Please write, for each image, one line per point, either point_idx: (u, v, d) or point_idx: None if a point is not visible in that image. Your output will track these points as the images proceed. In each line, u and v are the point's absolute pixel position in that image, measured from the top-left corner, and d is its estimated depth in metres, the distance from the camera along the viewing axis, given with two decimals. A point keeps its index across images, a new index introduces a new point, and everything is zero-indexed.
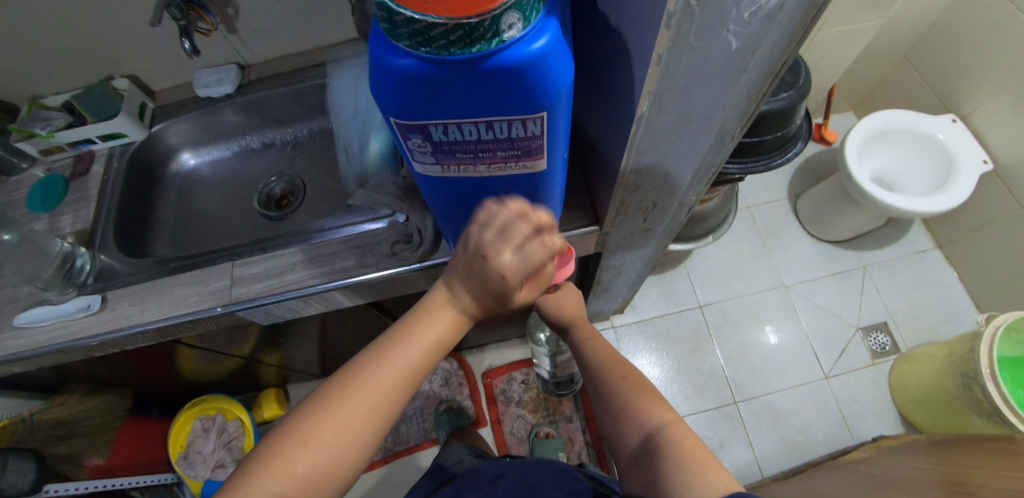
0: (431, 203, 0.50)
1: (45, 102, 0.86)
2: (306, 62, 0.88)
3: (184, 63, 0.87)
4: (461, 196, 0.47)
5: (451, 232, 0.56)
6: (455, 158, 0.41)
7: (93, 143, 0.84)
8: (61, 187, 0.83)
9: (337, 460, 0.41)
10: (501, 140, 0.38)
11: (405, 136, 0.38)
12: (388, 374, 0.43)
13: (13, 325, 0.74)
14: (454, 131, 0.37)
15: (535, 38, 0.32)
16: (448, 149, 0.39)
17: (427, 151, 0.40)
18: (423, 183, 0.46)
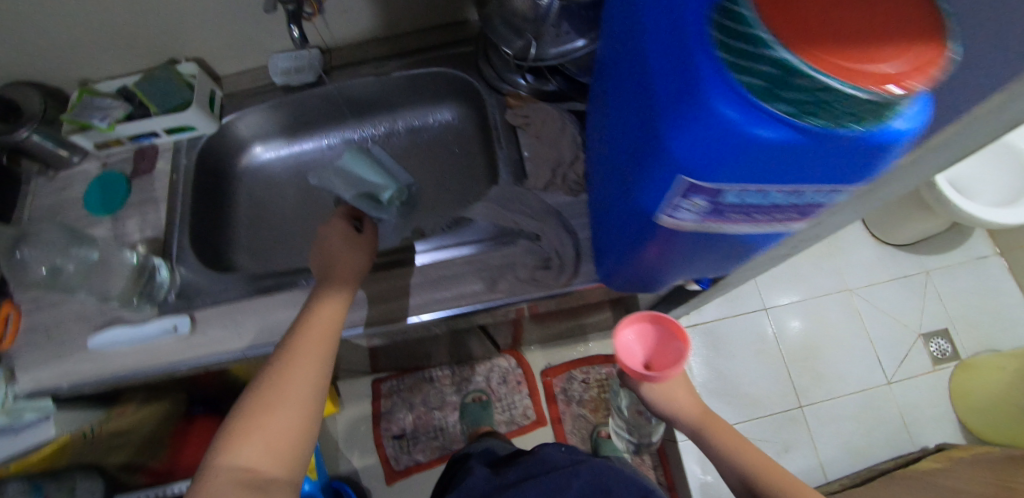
0: (630, 242, 0.47)
1: (97, 87, 0.76)
2: (396, 50, 0.78)
3: (256, 47, 0.76)
4: (684, 245, 0.43)
5: (631, 266, 0.52)
6: (721, 219, 0.36)
7: (156, 137, 0.75)
8: (123, 187, 0.74)
9: (281, 439, 0.50)
10: (790, 205, 0.34)
11: (684, 197, 0.34)
12: (285, 381, 0.52)
13: (89, 346, 0.66)
14: (750, 197, 0.33)
15: (913, 115, 0.27)
16: (724, 211, 0.35)
17: (697, 210, 0.35)
18: (650, 231, 0.41)
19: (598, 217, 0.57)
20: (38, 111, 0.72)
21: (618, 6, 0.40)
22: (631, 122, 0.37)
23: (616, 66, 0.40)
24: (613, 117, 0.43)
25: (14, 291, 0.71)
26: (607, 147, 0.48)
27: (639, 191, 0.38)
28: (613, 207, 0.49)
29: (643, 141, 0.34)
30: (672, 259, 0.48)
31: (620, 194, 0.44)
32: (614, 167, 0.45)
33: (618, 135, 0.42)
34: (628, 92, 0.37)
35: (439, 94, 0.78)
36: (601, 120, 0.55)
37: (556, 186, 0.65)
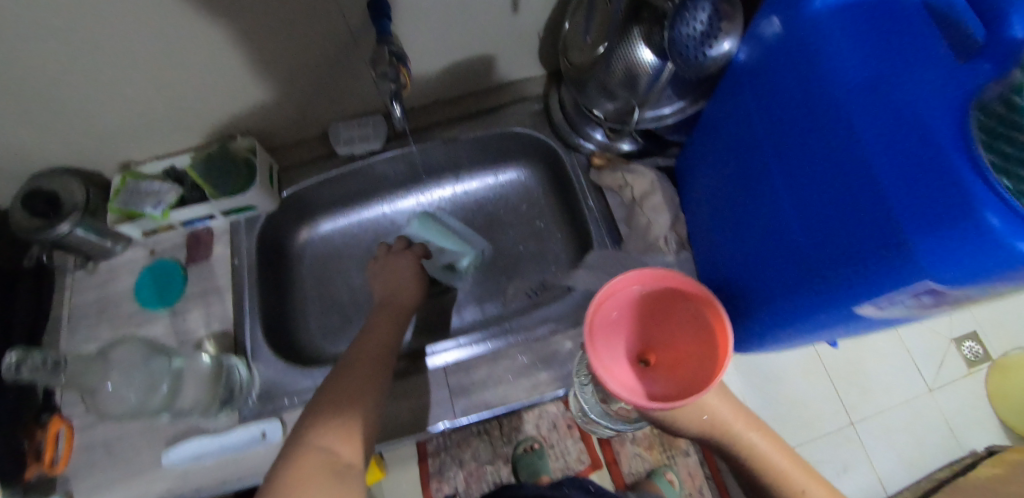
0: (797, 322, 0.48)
1: (141, 169, 0.70)
2: (463, 110, 0.75)
3: (315, 118, 0.72)
4: (867, 325, 0.45)
5: (780, 340, 0.53)
6: (934, 308, 0.38)
7: (212, 219, 0.69)
8: (179, 277, 0.68)
9: (360, 418, 0.46)
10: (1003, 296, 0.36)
11: (914, 295, 0.36)
12: (362, 360, 0.52)
13: (164, 462, 0.59)
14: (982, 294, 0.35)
15: None
16: (945, 304, 0.37)
17: (917, 304, 0.37)
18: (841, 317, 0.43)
19: (722, 289, 0.58)
20: (80, 201, 0.66)
21: (797, 104, 0.42)
22: (838, 218, 0.39)
23: (799, 161, 0.43)
24: (787, 206, 0.45)
25: (61, 403, 0.64)
26: (759, 228, 0.50)
27: (844, 283, 0.40)
28: (766, 286, 0.50)
29: (868, 240, 0.37)
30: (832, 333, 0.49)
31: (794, 278, 0.45)
32: (780, 251, 0.47)
33: (795, 224, 0.44)
34: (830, 192, 0.40)
35: (508, 153, 0.76)
36: (717, 196, 0.57)
37: (656, 248, 0.64)
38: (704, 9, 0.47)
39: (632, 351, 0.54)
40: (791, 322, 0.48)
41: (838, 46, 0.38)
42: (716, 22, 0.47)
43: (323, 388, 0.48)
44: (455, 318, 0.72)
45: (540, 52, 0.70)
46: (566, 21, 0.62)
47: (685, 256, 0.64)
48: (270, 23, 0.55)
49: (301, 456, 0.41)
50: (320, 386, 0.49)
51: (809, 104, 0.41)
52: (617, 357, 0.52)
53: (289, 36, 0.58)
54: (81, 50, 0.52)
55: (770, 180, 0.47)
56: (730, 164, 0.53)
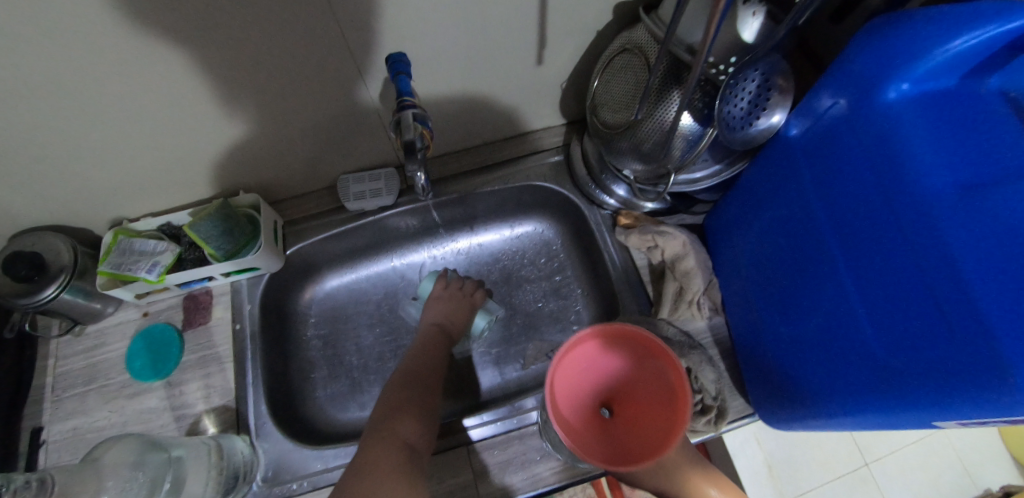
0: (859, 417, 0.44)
1: (134, 225, 0.65)
2: (479, 160, 0.71)
3: (323, 171, 0.68)
4: None
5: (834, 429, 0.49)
6: None
7: (211, 280, 0.64)
8: (176, 344, 0.62)
9: (422, 427, 0.53)
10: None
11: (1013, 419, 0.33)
12: (417, 374, 0.58)
13: None
14: None
15: None
16: None
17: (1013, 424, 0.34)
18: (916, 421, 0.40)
19: (765, 368, 0.55)
20: (67, 263, 0.60)
21: (867, 193, 0.39)
22: (920, 324, 0.36)
23: (869, 257, 0.40)
24: (856, 300, 0.42)
25: None
26: (816, 316, 0.47)
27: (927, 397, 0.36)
28: (823, 378, 0.46)
29: (961, 359, 0.33)
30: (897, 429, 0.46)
31: (861, 379, 0.42)
32: (844, 346, 0.43)
33: (864, 318, 0.41)
34: (910, 294, 0.36)
35: (527, 205, 0.72)
36: (763, 269, 0.53)
37: (690, 313, 0.61)
38: (753, 77, 0.45)
39: (595, 396, 0.41)
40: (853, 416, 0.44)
41: (921, 141, 0.35)
42: (766, 92, 0.45)
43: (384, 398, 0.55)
44: (472, 382, 0.68)
45: (562, 104, 0.67)
46: (593, 77, 0.58)
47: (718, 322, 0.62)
48: (280, 76, 0.51)
49: (376, 457, 0.49)
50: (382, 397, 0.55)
51: (882, 199, 0.38)
52: (574, 407, 0.41)
53: (301, 89, 0.54)
54: (72, 110, 0.48)
55: (832, 268, 0.44)
56: (781, 238, 0.50)
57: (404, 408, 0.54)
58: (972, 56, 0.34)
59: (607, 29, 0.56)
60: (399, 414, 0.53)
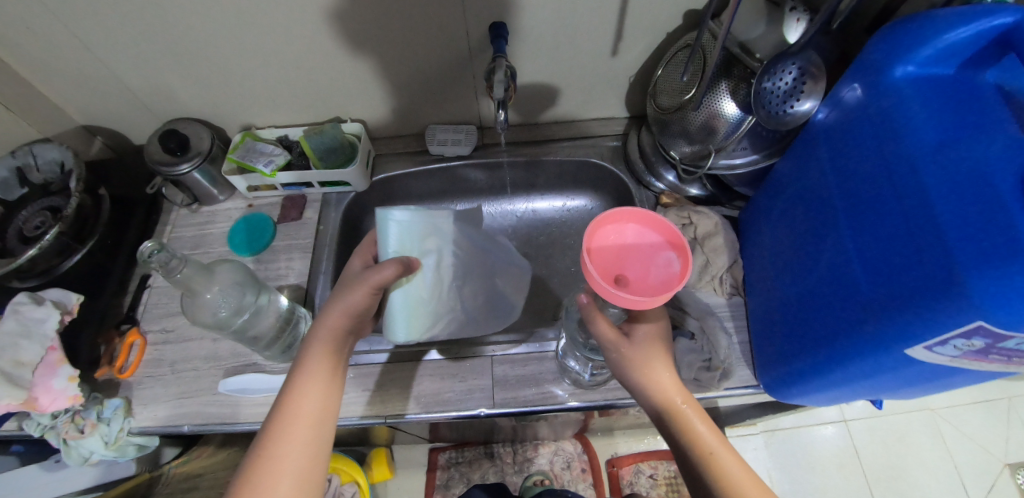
0: (844, 362, 0.50)
1: (260, 133, 0.80)
2: (547, 135, 0.82)
3: (417, 118, 0.80)
4: (915, 373, 0.47)
5: (824, 386, 0.54)
6: (984, 357, 0.40)
7: (309, 186, 0.77)
8: (270, 229, 0.74)
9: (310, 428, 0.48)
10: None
11: (964, 337, 0.39)
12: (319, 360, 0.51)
13: (220, 390, 0.63)
14: None
15: None
16: (994, 353, 0.39)
17: (967, 348, 0.40)
18: (891, 359, 0.46)
19: (769, 337, 0.61)
20: (204, 147, 0.73)
21: (870, 157, 0.47)
22: (899, 260, 0.43)
23: (866, 213, 0.47)
24: (852, 252, 0.49)
25: (141, 318, 0.70)
26: (817, 274, 0.53)
27: (901, 325, 0.43)
28: (821, 330, 0.53)
29: (926, 284, 0.40)
30: (879, 385, 0.51)
31: (851, 321, 0.48)
32: (839, 295, 0.50)
33: (857, 265, 0.48)
34: (893, 235, 0.44)
35: (581, 181, 0.82)
36: (781, 244, 0.60)
37: (712, 287, 0.68)
38: (792, 70, 0.54)
39: (613, 265, 0.43)
40: (838, 360, 0.51)
41: (916, 111, 0.44)
42: (801, 83, 0.54)
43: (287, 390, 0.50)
44: (505, 321, 0.76)
45: (627, 97, 0.78)
46: (659, 68, 0.70)
47: (738, 301, 0.68)
48: (406, 27, 0.65)
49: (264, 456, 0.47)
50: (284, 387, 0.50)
51: (882, 160, 0.46)
52: (599, 265, 0.42)
53: (417, 43, 0.67)
54: (252, 25, 0.63)
55: (835, 230, 0.51)
56: (798, 212, 0.58)
57: (294, 414, 0.48)
58: (964, 48, 0.43)
59: (675, 32, 0.68)
60: (286, 426, 0.47)
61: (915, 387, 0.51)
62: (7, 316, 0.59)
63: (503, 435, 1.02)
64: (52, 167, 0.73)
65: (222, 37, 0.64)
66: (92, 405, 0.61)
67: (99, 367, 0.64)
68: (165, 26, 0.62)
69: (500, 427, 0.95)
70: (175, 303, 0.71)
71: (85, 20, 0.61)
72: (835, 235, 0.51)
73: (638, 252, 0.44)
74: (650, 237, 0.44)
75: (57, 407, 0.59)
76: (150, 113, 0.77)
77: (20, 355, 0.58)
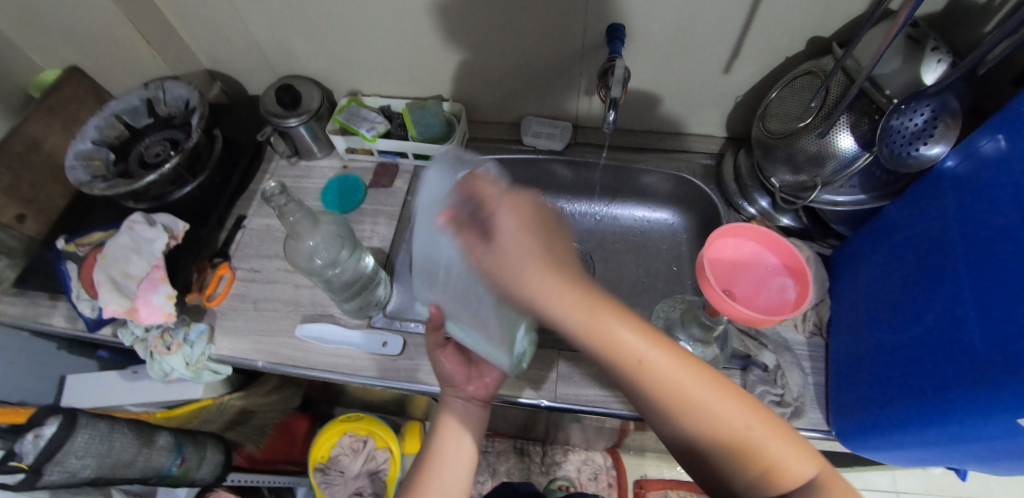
0: (939, 422, 0.47)
1: (364, 100, 0.83)
2: (639, 143, 0.82)
3: (514, 108, 0.82)
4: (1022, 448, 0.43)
5: (907, 441, 0.51)
6: None
7: (403, 156, 0.80)
8: (361, 192, 0.78)
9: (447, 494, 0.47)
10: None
11: None
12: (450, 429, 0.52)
13: (295, 334, 0.67)
14: None
15: None
16: None
17: None
18: (993, 426, 0.42)
19: (853, 384, 0.58)
20: (314, 105, 0.77)
21: (1009, 210, 0.44)
22: (1022, 321, 0.40)
23: (993, 266, 0.44)
24: (970, 306, 0.46)
25: (232, 255, 0.74)
26: (923, 325, 0.50)
27: (1013, 391, 0.40)
28: (916, 382, 0.49)
29: None
30: (972, 451, 0.47)
31: (955, 376, 0.45)
32: (945, 350, 0.47)
33: (973, 322, 0.45)
34: (1020, 296, 0.41)
35: (665, 195, 0.81)
36: (887, 289, 0.57)
37: (792, 323, 0.66)
38: (929, 111, 0.52)
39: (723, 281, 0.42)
40: (931, 418, 0.47)
41: None
42: (935, 126, 0.52)
43: (422, 457, 0.51)
44: None
45: (729, 117, 0.77)
46: (773, 92, 0.68)
47: (817, 342, 0.65)
48: (524, 18, 0.66)
49: None
50: (419, 454, 0.51)
51: (1020, 214, 0.43)
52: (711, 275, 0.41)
53: (533, 34, 0.68)
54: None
55: (954, 278, 0.48)
56: (909, 259, 0.55)
57: (428, 473, 0.48)
58: None
59: (795, 57, 0.67)
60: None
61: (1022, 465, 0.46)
62: (124, 231, 0.66)
63: (538, 435, 1.02)
64: (177, 103, 0.79)
65: (353, 5, 0.68)
66: (180, 327, 0.66)
67: (190, 292, 0.69)
68: None
69: (539, 424, 0.95)
70: (265, 247, 0.75)
71: None
72: (952, 286, 0.48)
73: (753, 271, 0.43)
74: (768, 259, 0.43)
75: (152, 321, 0.63)
76: (269, 66, 0.82)
77: (129, 269, 0.65)
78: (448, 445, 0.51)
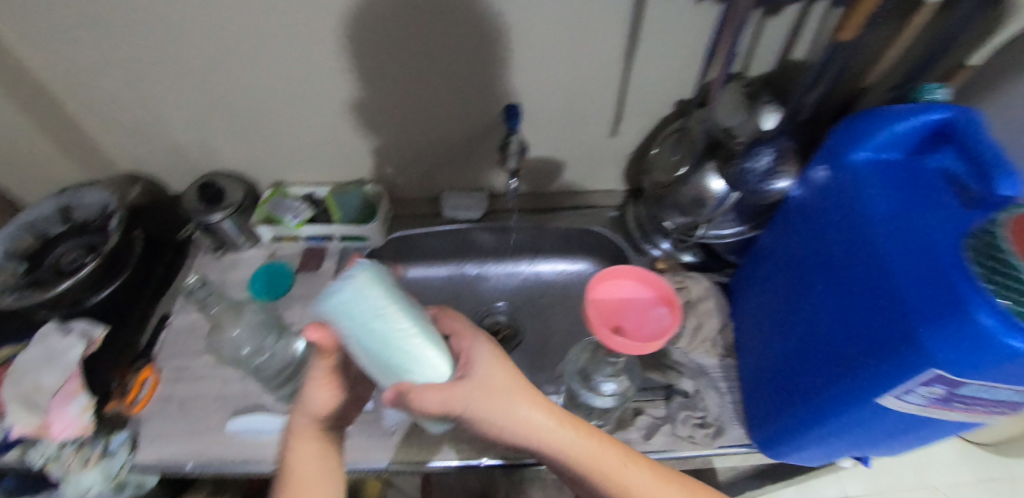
0: (828, 417, 0.53)
1: (289, 189, 0.87)
2: (552, 204, 0.91)
3: (434, 184, 0.88)
4: (892, 425, 0.51)
5: (810, 441, 0.57)
6: (947, 405, 0.46)
7: (329, 240, 0.83)
8: (288, 278, 0.79)
9: None
10: (1012, 403, 0.44)
11: (926, 383, 0.44)
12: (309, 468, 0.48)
13: (225, 431, 0.64)
14: (984, 391, 0.43)
15: None
16: (956, 399, 0.45)
17: (931, 395, 0.45)
18: (868, 411, 0.50)
19: (759, 396, 0.64)
20: (237, 199, 0.80)
21: (837, 227, 0.54)
22: (866, 317, 0.48)
23: (836, 274, 0.53)
24: (828, 309, 0.54)
25: (157, 355, 0.72)
26: (798, 332, 0.58)
27: (872, 376, 0.47)
28: (803, 385, 0.56)
29: (888, 338, 0.46)
30: (859, 437, 0.54)
31: (829, 373, 0.52)
32: (817, 352, 0.54)
33: (831, 324, 0.53)
34: (860, 296, 0.50)
35: (580, 247, 0.89)
36: (768, 305, 0.65)
37: (703, 349, 0.72)
38: (770, 153, 0.63)
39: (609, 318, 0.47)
40: (820, 415, 0.54)
41: (870, 188, 0.52)
42: (776, 165, 0.63)
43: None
44: None
45: (625, 173, 0.87)
46: (654, 149, 0.79)
47: (728, 363, 0.71)
48: (429, 104, 0.74)
49: None
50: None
51: (846, 229, 0.53)
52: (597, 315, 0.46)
53: (441, 117, 0.76)
54: (296, 96, 0.72)
55: (812, 288, 0.57)
56: (778, 277, 0.64)
57: None
58: (908, 138, 0.52)
59: (666, 118, 0.78)
60: None
61: (896, 442, 0.54)
62: (37, 343, 0.64)
63: None
64: (93, 209, 0.79)
65: (272, 104, 0.73)
66: (99, 438, 0.63)
67: (110, 400, 0.66)
68: (221, 92, 0.72)
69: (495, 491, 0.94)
70: (191, 343, 0.73)
71: (154, 84, 0.70)
72: (812, 296, 0.57)
73: (635, 306, 0.49)
74: (644, 293, 0.49)
75: (66, 435, 0.60)
76: (193, 167, 0.85)
77: (42, 381, 0.62)
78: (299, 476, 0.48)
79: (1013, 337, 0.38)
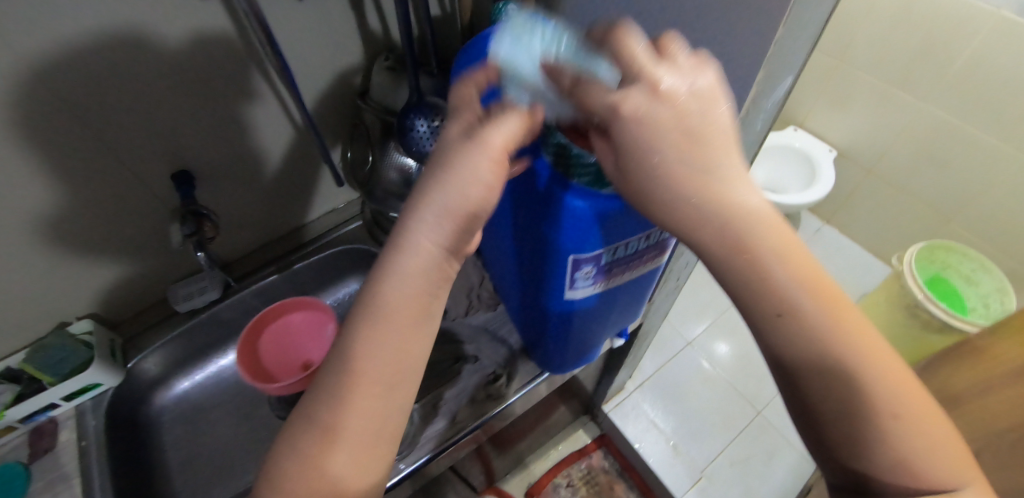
0: (555, 326, 0.55)
1: None
2: (292, 244, 0.88)
3: (156, 283, 0.79)
4: (599, 309, 0.52)
5: (562, 345, 0.58)
6: (611, 274, 0.46)
7: (54, 407, 0.69)
8: (19, 479, 0.64)
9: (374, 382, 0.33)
10: (654, 246, 0.46)
11: (579, 267, 0.43)
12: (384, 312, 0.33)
13: None
14: (623, 251, 0.43)
15: None
16: (612, 268, 0.45)
17: (591, 275, 0.44)
18: (568, 309, 0.50)
19: (524, 328, 0.64)
20: None
21: None
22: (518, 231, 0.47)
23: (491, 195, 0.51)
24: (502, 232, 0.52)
25: None
26: (503, 260, 0.57)
27: (545, 280, 0.47)
28: (529, 306, 0.56)
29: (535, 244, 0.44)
30: (588, 329, 0.56)
31: (530, 289, 0.52)
32: (518, 274, 0.53)
33: (508, 245, 0.52)
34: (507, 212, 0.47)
35: (344, 268, 0.89)
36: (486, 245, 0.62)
37: (474, 308, 0.73)
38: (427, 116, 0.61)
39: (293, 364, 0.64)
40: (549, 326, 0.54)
41: None
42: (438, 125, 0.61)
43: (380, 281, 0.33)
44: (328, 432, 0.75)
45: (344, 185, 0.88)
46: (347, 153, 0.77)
47: (501, 308, 0.72)
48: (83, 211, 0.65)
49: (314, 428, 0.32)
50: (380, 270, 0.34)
51: None
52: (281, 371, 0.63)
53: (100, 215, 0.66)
54: None
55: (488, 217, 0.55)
56: None
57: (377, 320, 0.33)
58: None
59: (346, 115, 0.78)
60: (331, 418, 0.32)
61: (619, 315, 0.57)
62: None
63: None
64: None
65: None
66: None
67: None
68: None
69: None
70: None
71: None
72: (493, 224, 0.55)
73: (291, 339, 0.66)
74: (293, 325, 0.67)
75: None
76: None
77: None
78: (418, 259, 0.32)
79: (591, 202, 0.37)
